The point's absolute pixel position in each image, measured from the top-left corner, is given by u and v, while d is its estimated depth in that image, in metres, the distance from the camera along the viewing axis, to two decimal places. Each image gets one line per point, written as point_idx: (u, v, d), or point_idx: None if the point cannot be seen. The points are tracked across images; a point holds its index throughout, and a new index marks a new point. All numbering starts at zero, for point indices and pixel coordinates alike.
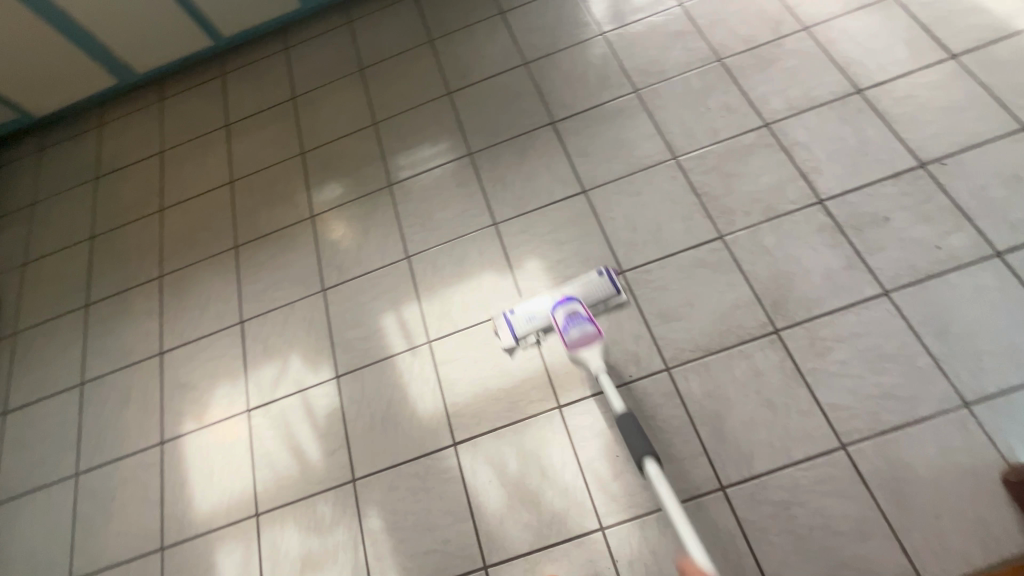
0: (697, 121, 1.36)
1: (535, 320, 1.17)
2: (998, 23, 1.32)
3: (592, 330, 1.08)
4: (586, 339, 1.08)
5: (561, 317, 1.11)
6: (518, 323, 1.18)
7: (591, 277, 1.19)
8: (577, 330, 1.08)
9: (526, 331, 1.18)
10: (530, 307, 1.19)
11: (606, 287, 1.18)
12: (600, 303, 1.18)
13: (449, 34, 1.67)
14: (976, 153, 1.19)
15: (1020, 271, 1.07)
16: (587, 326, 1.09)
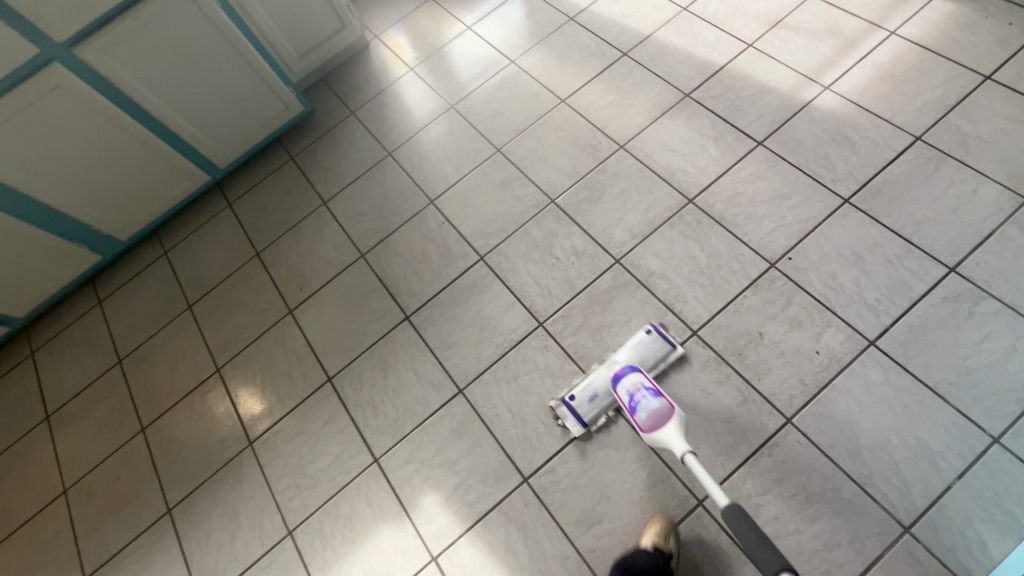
0: (551, 274, 1.29)
1: (597, 400, 1.10)
2: (786, 99, 1.37)
3: (663, 405, 0.92)
4: (659, 416, 0.91)
5: (627, 391, 1.00)
6: (581, 406, 1.11)
7: (642, 339, 1.15)
8: (650, 404, 0.93)
9: (592, 414, 1.10)
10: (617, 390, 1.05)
11: (660, 346, 1.13)
12: (661, 363, 1.12)
13: (275, 241, 1.55)
14: (814, 239, 1.19)
15: (896, 355, 1.05)
16: (657, 399, 0.93)
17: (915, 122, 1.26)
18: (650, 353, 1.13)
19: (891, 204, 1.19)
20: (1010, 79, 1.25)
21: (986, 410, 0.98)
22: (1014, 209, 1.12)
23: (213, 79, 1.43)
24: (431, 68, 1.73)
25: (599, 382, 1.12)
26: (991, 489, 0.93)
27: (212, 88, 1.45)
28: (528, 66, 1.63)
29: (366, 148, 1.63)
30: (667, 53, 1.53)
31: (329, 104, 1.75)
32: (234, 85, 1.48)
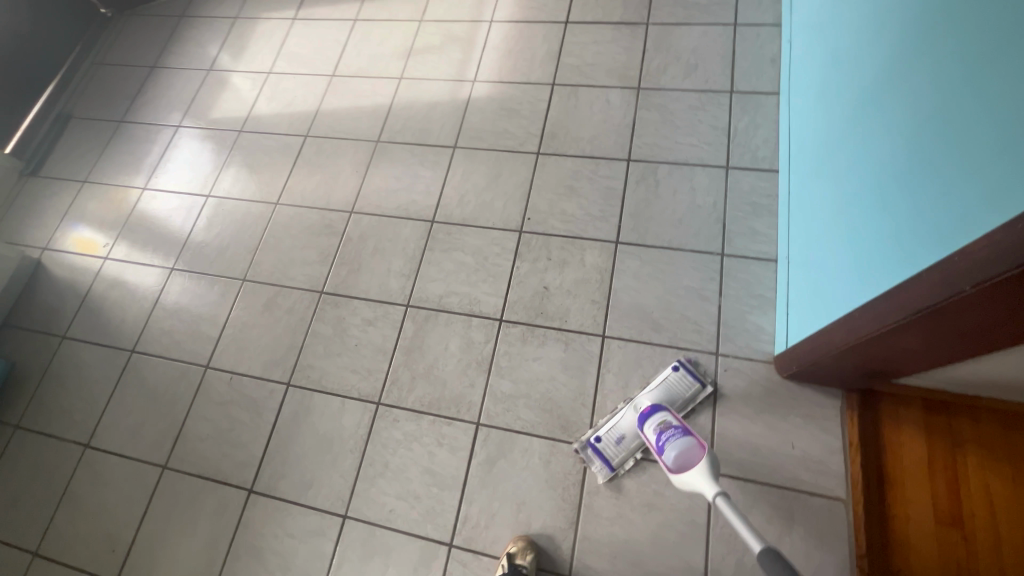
0: (360, 354, 1.27)
1: (626, 440, 1.06)
2: (452, 104, 1.56)
3: (693, 443, 0.91)
4: (687, 453, 0.90)
5: (654, 433, 0.97)
6: (610, 450, 1.07)
7: (669, 377, 1.11)
8: (674, 447, 0.92)
9: (622, 457, 1.06)
10: (617, 428, 1.08)
11: (684, 384, 1.10)
12: (691, 403, 1.09)
13: (49, 525, 1.24)
14: (536, 193, 1.38)
15: (637, 239, 1.28)
16: (683, 440, 0.92)
17: (545, 75, 1.54)
18: (680, 393, 1.09)
19: (567, 138, 1.43)
20: (580, 16, 1.60)
21: (706, 239, 1.25)
22: (636, 99, 1.44)
23: None
24: (127, 245, 1.56)
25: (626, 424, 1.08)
26: (742, 288, 1.18)
27: None
28: (226, 191, 1.58)
29: (102, 360, 1.40)
30: (341, 116, 1.62)
31: (30, 343, 1.46)
32: None
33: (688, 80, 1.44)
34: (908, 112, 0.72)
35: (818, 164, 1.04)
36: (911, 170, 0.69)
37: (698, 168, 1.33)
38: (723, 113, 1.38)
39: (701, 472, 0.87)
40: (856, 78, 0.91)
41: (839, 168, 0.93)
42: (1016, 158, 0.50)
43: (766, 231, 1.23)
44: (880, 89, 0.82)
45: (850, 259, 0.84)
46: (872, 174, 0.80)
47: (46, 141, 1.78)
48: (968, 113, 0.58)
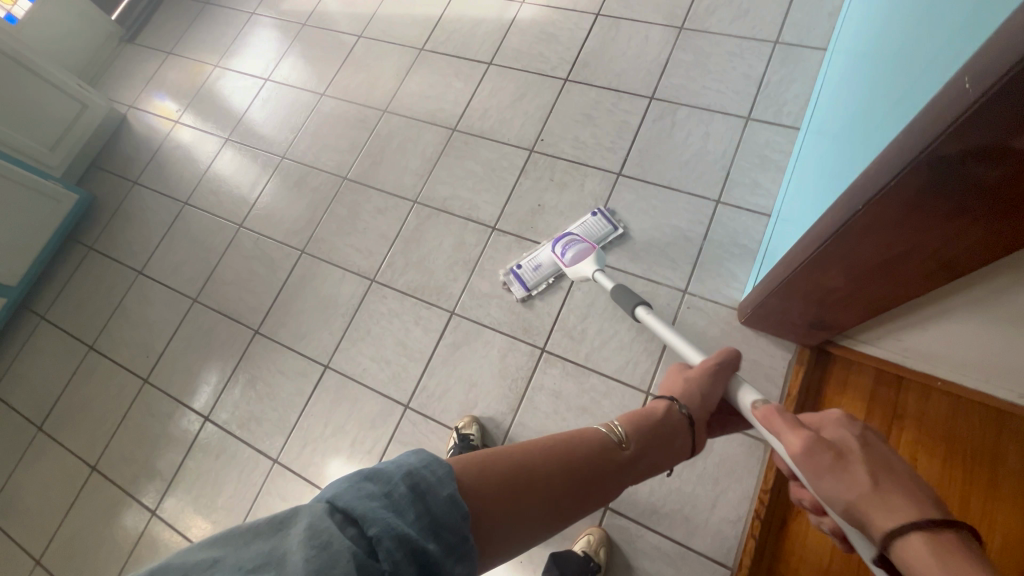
0: (366, 237, 1.41)
1: (542, 268, 1.22)
2: (497, 22, 1.59)
3: (586, 246, 1.14)
4: (582, 253, 1.13)
5: (559, 246, 1.17)
6: (527, 275, 1.24)
7: (587, 220, 1.26)
8: (572, 250, 1.14)
9: (537, 280, 1.23)
10: (536, 259, 1.24)
11: (602, 226, 1.25)
12: (602, 241, 1.25)
13: (103, 328, 1.51)
14: (554, 118, 1.42)
15: (639, 175, 1.30)
16: (579, 245, 1.14)
17: (592, 4, 1.53)
18: (595, 231, 1.24)
19: (597, 69, 1.44)
20: None
21: (706, 185, 1.25)
22: (675, 38, 1.42)
23: (16, 219, 1.51)
24: (195, 114, 1.76)
25: (545, 254, 1.23)
26: (727, 236, 1.20)
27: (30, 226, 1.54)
28: (283, 78, 1.73)
29: (161, 206, 1.63)
30: (394, 22, 1.70)
31: (110, 184, 1.71)
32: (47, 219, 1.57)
33: (733, 26, 1.40)
34: (889, 47, 0.71)
35: (822, 120, 1.01)
36: (871, 107, 0.69)
37: (718, 115, 1.31)
38: (760, 63, 1.34)
39: (589, 263, 1.11)
40: (871, 27, 0.88)
41: (832, 119, 0.91)
42: (929, 70, 0.51)
43: (768, 186, 1.22)
44: (880, 32, 0.80)
45: (811, 202, 0.83)
46: (849, 117, 0.79)
47: (144, 13, 1.99)
48: (918, 36, 0.58)
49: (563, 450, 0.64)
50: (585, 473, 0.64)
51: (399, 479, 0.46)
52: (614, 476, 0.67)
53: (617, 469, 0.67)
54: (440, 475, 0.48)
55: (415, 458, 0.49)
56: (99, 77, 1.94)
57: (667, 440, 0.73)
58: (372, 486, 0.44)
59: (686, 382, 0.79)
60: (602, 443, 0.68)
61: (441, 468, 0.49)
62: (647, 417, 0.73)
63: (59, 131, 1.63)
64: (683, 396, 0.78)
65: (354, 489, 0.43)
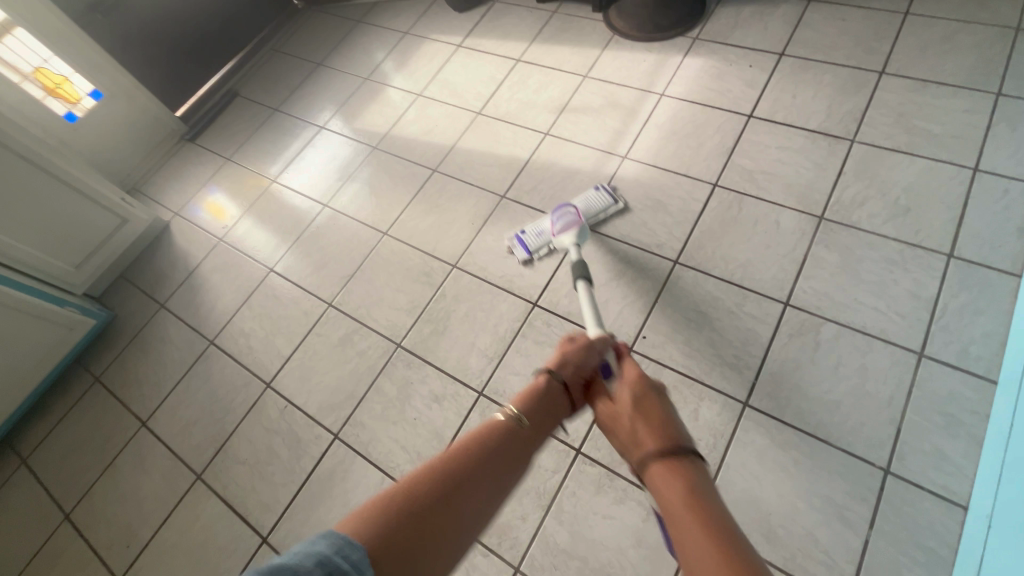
0: (415, 430, 1.15)
1: (543, 233, 1.28)
2: (594, 177, 1.39)
3: (575, 219, 1.22)
4: (569, 223, 1.21)
5: (553, 216, 1.25)
6: (530, 240, 1.29)
7: (589, 195, 1.34)
8: (561, 220, 1.22)
9: (538, 244, 1.28)
10: (539, 227, 1.30)
11: (603, 200, 1.32)
12: (601, 214, 1.31)
13: (86, 492, 1.25)
14: (660, 310, 1.17)
15: (772, 410, 1.02)
16: (569, 216, 1.22)
17: (708, 171, 1.32)
18: (594, 204, 1.31)
19: (715, 254, 1.20)
20: (769, 112, 1.36)
21: (868, 444, 0.96)
22: (815, 230, 1.18)
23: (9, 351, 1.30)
24: (240, 234, 1.58)
25: (547, 223, 1.30)
26: (904, 530, 0.88)
27: (23, 359, 1.32)
28: (343, 206, 1.55)
29: (184, 341, 1.41)
30: (474, 158, 1.52)
31: (134, 303, 1.52)
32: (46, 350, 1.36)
33: (891, 225, 1.15)
34: None
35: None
36: None
37: (878, 343, 1.03)
38: (931, 281, 1.07)
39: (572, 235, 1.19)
40: None
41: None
42: None
43: (960, 464, 0.91)
44: None
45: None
46: None
47: (211, 113, 1.89)
48: None
49: (460, 450, 0.51)
50: (496, 469, 0.51)
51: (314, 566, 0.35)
52: (512, 465, 0.53)
53: (518, 459, 0.54)
54: (358, 560, 0.38)
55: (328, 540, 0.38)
56: (152, 175, 1.81)
57: (552, 416, 0.63)
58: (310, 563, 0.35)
59: (562, 349, 0.73)
60: (502, 429, 0.56)
61: (355, 551, 0.39)
62: (536, 392, 0.63)
63: (90, 246, 1.46)
64: (559, 363, 0.69)
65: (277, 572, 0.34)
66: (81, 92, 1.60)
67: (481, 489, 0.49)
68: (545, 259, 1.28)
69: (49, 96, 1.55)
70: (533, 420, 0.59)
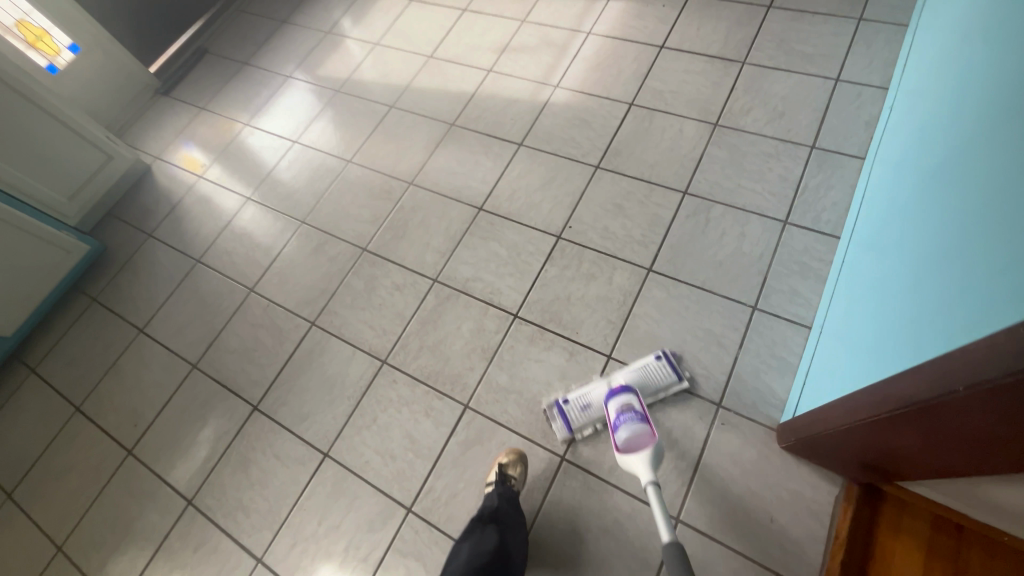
0: (381, 314, 1.35)
1: (591, 410, 1.09)
2: (530, 104, 1.60)
3: (646, 430, 0.92)
4: (639, 438, 0.91)
5: (615, 411, 0.99)
6: (573, 413, 1.11)
7: (649, 363, 1.13)
8: (626, 430, 0.93)
9: (583, 423, 1.09)
10: (586, 398, 1.11)
11: (666, 374, 1.12)
12: (662, 393, 1.11)
13: (94, 388, 1.43)
14: (584, 205, 1.39)
15: (670, 272, 1.25)
16: (637, 426, 0.93)
17: (626, 94, 1.54)
18: (656, 380, 1.11)
19: (629, 159, 1.43)
20: (677, 43, 1.59)
21: (742, 289, 1.20)
22: (710, 134, 1.42)
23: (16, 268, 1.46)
24: (220, 170, 1.75)
25: (597, 395, 1.11)
26: (763, 346, 1.13)
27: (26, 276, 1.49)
28: (311, 141, 1.73)
29: (173, 261, 1.59)
30: (427, 94, 1.71)
31: (124, 234, 1.68)
32: (47, 270, 1.52)
33: (769, 126, 1.39)
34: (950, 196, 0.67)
35: (873, 239, 0.95)
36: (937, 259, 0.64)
37: (754, 216, 1.28)
38: (797, 166, 1.32)
39: (643, 459, 0.88)
40: (919, 158, 0.85)
41: (884, 249, 0.85)
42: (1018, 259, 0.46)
43: (808, 296, 1.16)
44: (931, 172, 0.76)
45: (866, 344, 0.77)
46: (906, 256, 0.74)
47: (183, 68, 2.04)
48: (994, 209, 0.54)
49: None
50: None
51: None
52: None
53: None
54: None
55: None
56: (130, 126, 1.95)
57: None
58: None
59: None
60: None
61: None
62: None
63: (81, 182, 1.62)
64: None
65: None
66: (59, 45, 1.72)
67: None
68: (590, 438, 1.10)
69: (30, 48, 1.67)
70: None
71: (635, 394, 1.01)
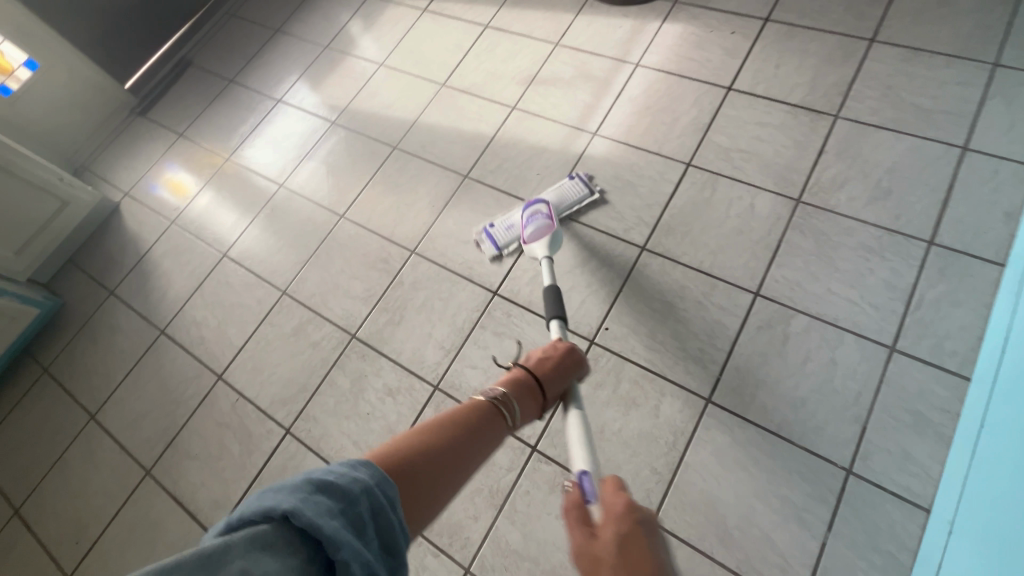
0: (369, 426, 1.10)
1: (513, 227, 1.20)
2: (562, 155, 1.31)
3: (547, 224, 1.08)
4: (540, 230, 1.08)
5: (524, 215, 1.12)
6: (498, 233, 1.21)
7: (565, 183, 1.24)
8: (532, 225, 1.08)
9: (507, 239, 1.19)
10: (510, 219, 1.21)
11: (579, 188, 1.22)
12: (576, 206, 1.21)
13: (36, 486, 1.22)
14: (625, 299, 1.11)
15: (736, 407, 0.97)
16: (541, 220, 1.08)
17: (682, 151, 1.24)
18: (569, 196, 1.21)
19: (684, 240, 1.14)
20: (748, 85, 1.27)
21: (832, 444, 0.91)
22: (790, 215, 1.11)
23: None
24: (194, 216, 1.50)
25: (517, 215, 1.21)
26: (863, 532, 0.85)
27: None
28: (299, 186, 1.46)
29: (135, 330, 1.35)
30: (438, 134, 1.43)
31: (83, 288, 1.45)
32: None
33: (870, 208, 1.08)
34: None
35: None
36: None
37: (849, 336, 0.99)
38: (909, 269, 1.01)
39: (542, 247, 1.07)
40: None
41: None
42: None
43: (925, 464, 0.87)
44: None
45: None
46: None
47: (162, 85, 1.78)
48: None
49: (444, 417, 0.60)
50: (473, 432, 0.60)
51: (359, 491, 0.39)
52: None
53: None
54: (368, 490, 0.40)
55: (366, 470, 0.42)
56: (100, 152, 1.72)
57: None
58: (327, 500, 0.36)
59: None
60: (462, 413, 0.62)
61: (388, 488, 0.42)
62: None
63: (31, 228, 1.41)
64: None
65: (313, 505, 0.35)
66: (13, 62, 1.50)
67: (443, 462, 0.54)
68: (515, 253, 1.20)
69: None
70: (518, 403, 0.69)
71: (545, 199, 1.15)
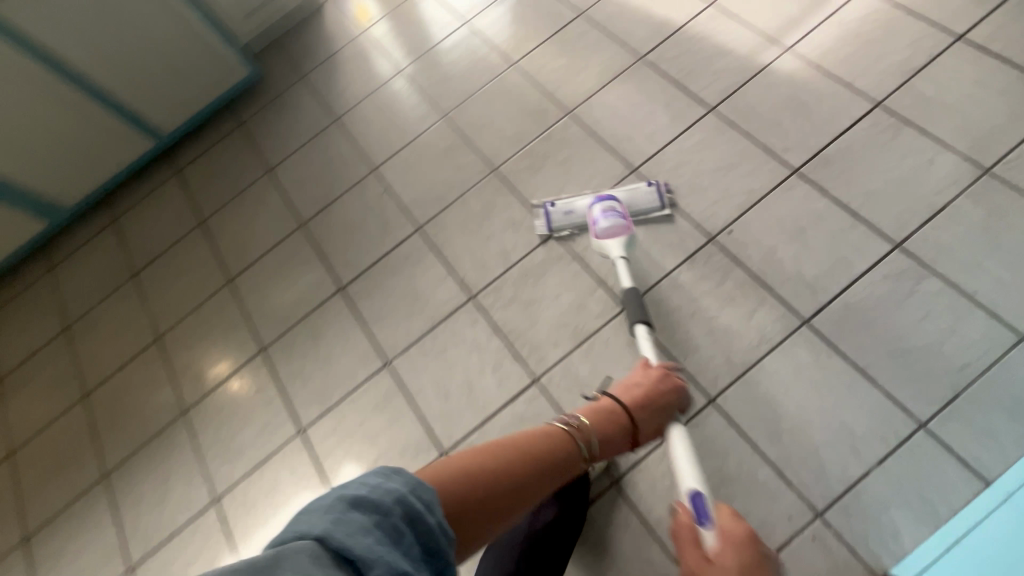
0: (486, 246, 1.25)
1: (573, 215, 1.19)
2: (745, 62, 1.28)
3: (622, 225, 1.09)
4: (615, 229, 1.08)
5: (598, 209, 1.11)
6: (557, 215, 1.21)
7: (639, 187, 1.19)
8: (607, 222, 1.09)
9: (562, 224, 1.20)
10: (573, 204, 1.21)
11: (652, 200, 1.17)
12: (642, 215, 1.17)
13: (219, 208, 1.51)
14: (757, 212, 1.13)
15: (830, 336, 1.00)
16: (617, 220, 1.09)
17: (876, 89, 1.17)
18: (640, 204, 1.17)
19: (842, 176, 1.11)
20: (984, 39, 1.15)
21: (915, 396, 0.93)
22: (971, 182, 1.04)
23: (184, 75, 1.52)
24: (384, 29, 1.64)
25: (581, 206, 1.20)
26: (910, 476, 0.89)
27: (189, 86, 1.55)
28: (482, 26, 1.54)
29: (314, 112, 1.56)
30: (627, 10, 1.43)
31: (282, 67, 1.67)
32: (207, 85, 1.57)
33: None
34: None
35: None
36: None
37: (980, 313, 0.96)
38: None
39: (616, 245, 1.08)
40: None
41: None
42: None
43: (1003, 445, 0.88)
44: None
45: None
46: None
47: None
48: None
49: (532, 444, 0.65)
50: (546, 467, 0.64)
51: (392, 503, 0.41)
52: None
53: None
54: (427, 502, 0.43)
55: (401, 480, 0.43)
56: None
57: None
58: (361, 516, 0.39)
59: None
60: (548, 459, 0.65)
61: (426, 493, 0.44)
62: None
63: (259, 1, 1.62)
64: None
65: (344, 527, 0.37)
66: None
67: (521, 491, 0.59)
68: (665, 143, 1.24)
69: None
70: (602, 438, 0.77)
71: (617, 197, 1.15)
